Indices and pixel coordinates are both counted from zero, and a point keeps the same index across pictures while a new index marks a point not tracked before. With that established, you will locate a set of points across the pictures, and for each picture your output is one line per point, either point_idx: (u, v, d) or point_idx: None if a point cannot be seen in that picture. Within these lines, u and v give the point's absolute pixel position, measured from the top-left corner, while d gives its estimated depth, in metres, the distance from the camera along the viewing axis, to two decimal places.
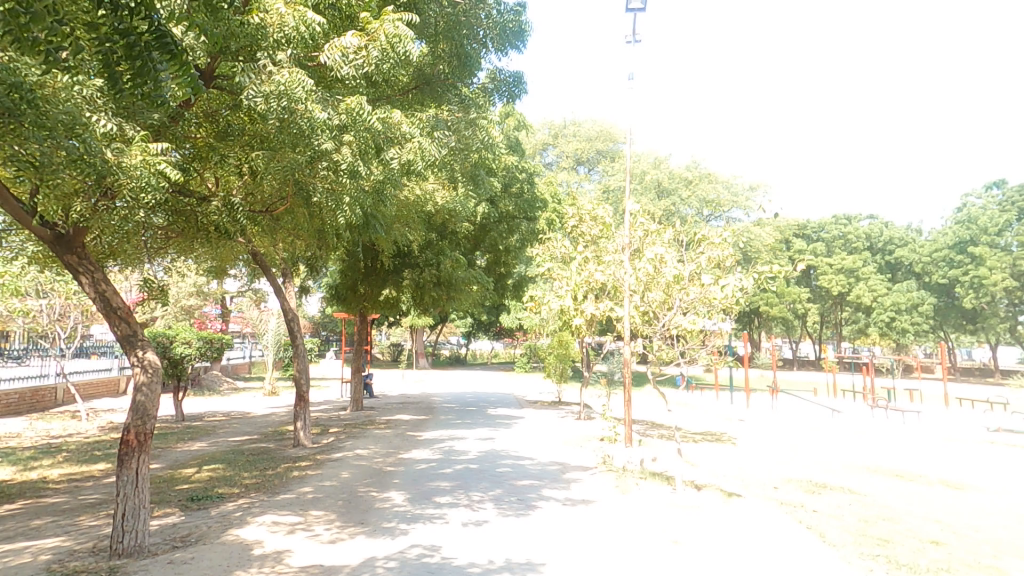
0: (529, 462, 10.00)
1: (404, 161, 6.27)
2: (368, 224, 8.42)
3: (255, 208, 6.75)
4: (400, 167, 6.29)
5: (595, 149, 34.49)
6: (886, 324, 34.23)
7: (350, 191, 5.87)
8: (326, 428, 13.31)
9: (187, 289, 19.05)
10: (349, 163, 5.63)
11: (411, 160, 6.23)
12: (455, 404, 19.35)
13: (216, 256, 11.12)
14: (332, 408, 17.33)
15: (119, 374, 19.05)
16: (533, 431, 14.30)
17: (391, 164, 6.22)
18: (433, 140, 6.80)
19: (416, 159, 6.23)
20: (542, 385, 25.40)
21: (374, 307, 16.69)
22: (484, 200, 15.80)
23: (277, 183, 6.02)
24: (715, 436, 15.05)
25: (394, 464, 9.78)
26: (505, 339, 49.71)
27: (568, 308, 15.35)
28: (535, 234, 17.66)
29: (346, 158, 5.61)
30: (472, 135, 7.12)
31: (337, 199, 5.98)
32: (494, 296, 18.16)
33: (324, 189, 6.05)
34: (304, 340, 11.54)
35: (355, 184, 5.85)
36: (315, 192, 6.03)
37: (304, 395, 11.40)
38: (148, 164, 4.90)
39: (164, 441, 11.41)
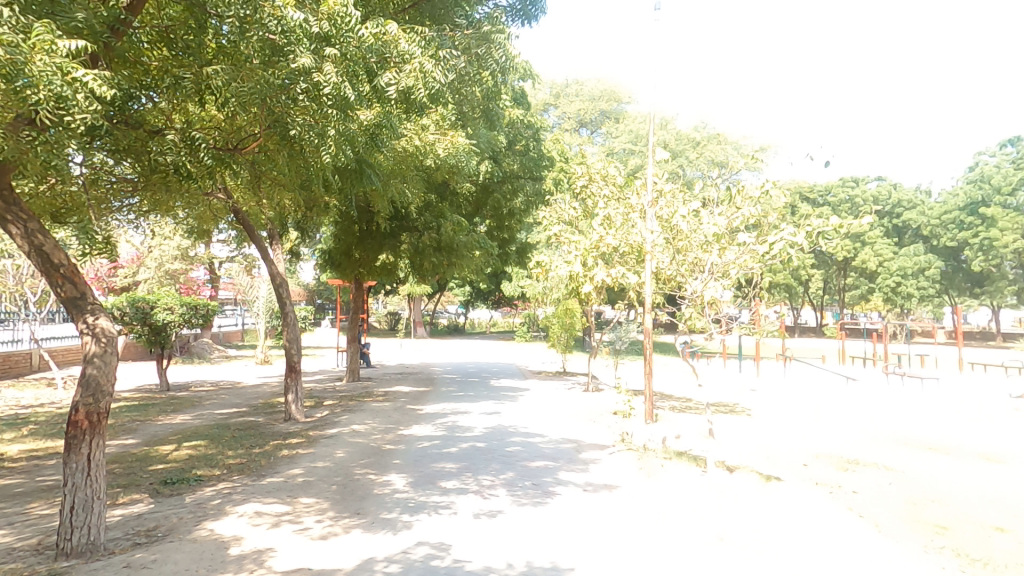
0: (540, 440, 9.26)
1: (402, 87, 5.11)
2: (361, 176, 7.34)
3: (220, 147, 5.77)
4: (398, 95, 5.17)
5: (599, 109, 33.02)
6: (891, 289, 33.55)
7: (337, 119, 4.86)
8: (321, 401, 12.55)
9: (171, 252, 17.97)
10: (335, 86, 4.60)
11: (411, 85, 5.09)
12: (456, 374, 18.65)
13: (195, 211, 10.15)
14: (328, 379, 16.57)
15: None
16: (541, 405, 13.58)
17: (387, 92, 5.10)
18: (439, 62, 5.66)
19: (417, 84, 5.10)
20: (544, 355, 24.70)
21: (372, 274, 15.74)
22: (487, 158, 14.68)
23: (244, 113, 4.97)
24: (731, 408, 14.38)
25: (393, 443, 9.00)
26: (503, 308, 49.27)
27: (577, 275, 14.56)
28: (541, 196, 16.49)
29: (330, 78, 4.59)
30: (486, 55, 6.11)
31: (320, 133, 4.94)
32: (497, 263, 17.22)
33: (306, 124, 5.00)
34: (294, 308, 10.60)
35: (343, 119, 4.89)
36: (294, 126, 4.95)
37: (296, 366, 10.55)
38: (57, 66, 3.86)
39: (145, 414, 10.60)
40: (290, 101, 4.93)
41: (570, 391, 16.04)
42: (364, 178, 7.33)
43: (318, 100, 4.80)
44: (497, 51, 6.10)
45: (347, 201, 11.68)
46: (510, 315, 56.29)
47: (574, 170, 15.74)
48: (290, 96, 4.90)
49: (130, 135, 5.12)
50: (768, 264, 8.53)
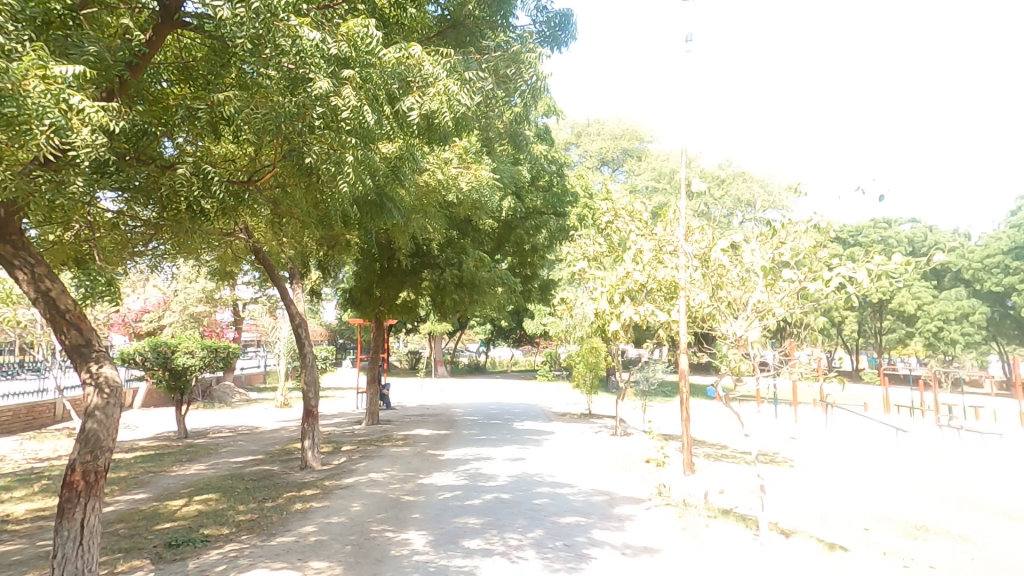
0: (569, 492, 8.54)
1: (426, 110, 4.87)
2: (381, 211, 7.09)
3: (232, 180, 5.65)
4: (421, 119, 4.90)
5: (621, 147, 33.07)
6: (933, 334, 31.99)
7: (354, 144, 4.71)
8: (339, 446, 12.03)
9: (195, 295, 17.98)
10: (355, 109, 4.44)
11: (437, 109, 4.86)
12: (478, 416, 17.97)
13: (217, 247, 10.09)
14: (347, 422, 16.08)
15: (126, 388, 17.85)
16: (568, 450, 12.81)
17: (408, 115, 4.85)
18: (466, 85, 5.42)
19: (441, 108, 4.85)
20: (569, 396, 23.84)
21: (395, 312, 15.49)
22: (510, 195, 14.47)
23: (257, 139, 4.85)
24: (771, 457, 13.41)
25: (412, 494, 8.38)
26: (525, 347, 48.57)
27: (603, 311, 14.02)
28: (565, 232, 16.15)
29: (348, 101, 4.41)
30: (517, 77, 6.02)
31: (338, 162, 4.78)
32: (519, 300, 16.83)
33: (323, 151, 4.85)
34: (313, 349, 10.26)
35: (361, 144, 4.73)
36: (311, 153, 4.82)
37: (313, 410, 10.12)
38: (52, 94, 3.73)
39: (159, 465, 10.20)
40: (306, 128, 4.78)
41: (597, 435, 15.22)
42: (382, 213, 7.09)
43: (337, 127, 4.68)
44: (529, 72, 5.84)
45: (367, 238, 11.52)
46: (532, 354, 55.41)
47: (599, 205, 15.44)
48: (308, 123, 4.78)
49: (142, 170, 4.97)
50: (826, 301, 7.61)
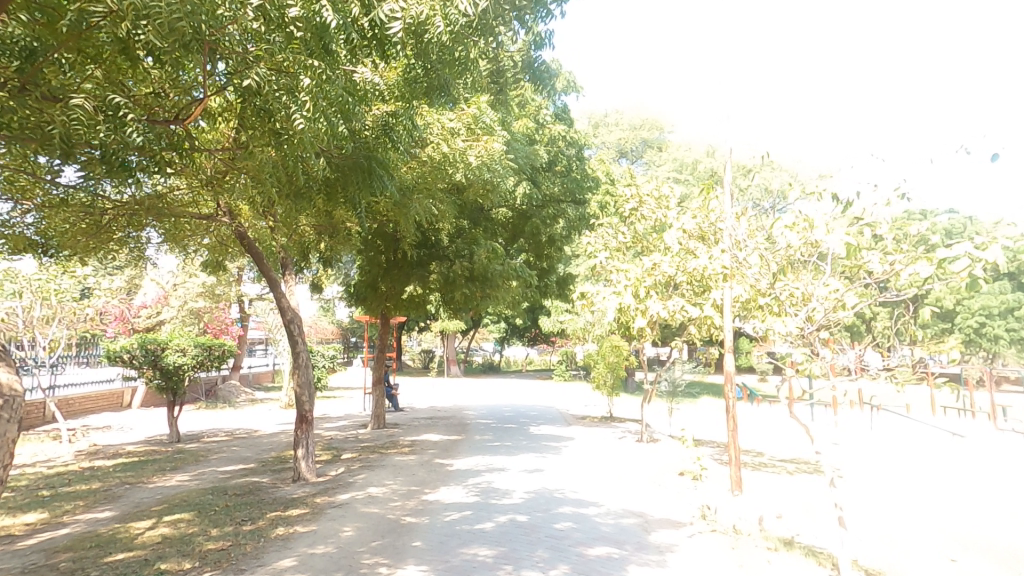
0: (597, 514, 7.34)
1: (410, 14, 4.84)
2: (368, 176, 6.02)
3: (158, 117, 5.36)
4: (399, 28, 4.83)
5: (641, 138, 31.72)
6: (975, 330, 30.00)
7: (316, 65, 4.83)
8: (339, 454, 10.99)
9: (195, 290, 17.23)
10: (307, 4, 4.56)
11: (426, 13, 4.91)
12: (492, 420, 16.86)
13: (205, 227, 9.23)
14: (351, 425, 15.08)
15: (123, 386, 17.16)
16: (589, 460, 11.59)
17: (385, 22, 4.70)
18: None
19: (430, 15, 4.91)
20: (587, 396, 22.60)
21: (402, 307, 14.51)
22: (525, 179, 13.40)
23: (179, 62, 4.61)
24: (815, 468, 12.04)
25: (415, 515, 7.27)
26: (540, 345, 47.44)
27: (627, 306, 12.85)
28: (586, 221, 14.93)
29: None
30: None
31: (293, 84, 4.85)
32: (535, 295, 15.65)
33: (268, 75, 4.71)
34: (307, 347, 9.22)
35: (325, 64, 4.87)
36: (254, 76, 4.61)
37: (307, 415, 9.08)
38: None
39: (140, 473, 9.24)
40: (241, 38, 4.54)
41: (621, 442, 13.98)
42: (370, 180, 6.01)
43: (279, 25, 4.66)
44: None
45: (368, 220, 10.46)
46: (547, 351, 54.24)
47: (621, 191, 14.29)
48: (242, 32, 4.55)
49: (25, 102, 4.75)
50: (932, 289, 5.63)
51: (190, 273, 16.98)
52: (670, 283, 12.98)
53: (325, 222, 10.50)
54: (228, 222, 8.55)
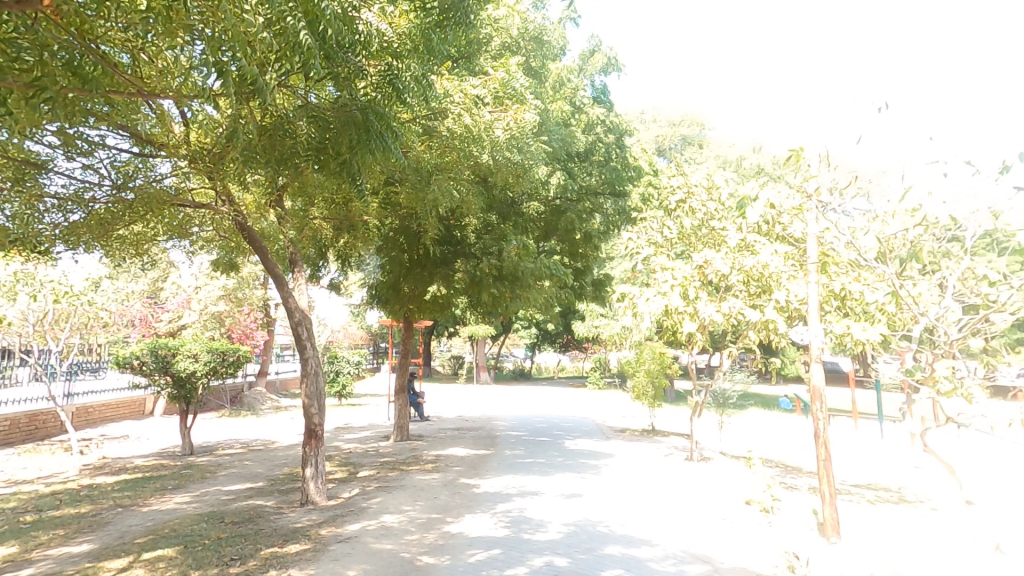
0: (653, 559, 5.99)
1: None
2: (367, 138, 4.96)
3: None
4: None
5: (680, 134, 30.10)
6: None
7: None
8: (357, 472, 9.97)
9: (215, 293, 16.65)
10: None
11: None
12: (524, 432, 15.64)
13: (212, 216, 8.46)
14: (374, 437, 14.11)
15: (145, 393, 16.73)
16: (634, 483, 10.20)
17: None
18: None
19: None
20: (624, 405, 21.17)
21: (426, 310, 13.51)
22: (557, 168, 12.55)
23: None
24: (898, 497, 10.33)
25: (434, 553, 6.11)
26: (572, 351, 45.98)
27: (675, 309, 11.39)
28: (627, 214, 13.59)
29: None
30: None
31: None
32: (570, 297, 14.39)
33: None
34: (316, 352, 8.29)
35: None
36: None
37: (316, 430, 8.09)
38: None
39: (139, 491, 8.40)
40: None
41: (668, 460, 12.51)
42: (370, 145, 4.96)
43: None
44: None
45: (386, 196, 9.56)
46: (579, 358, 52.68)
47: (664, 182, 12.97)
48: None
49: None
50: None
51: (214, 279, 16.57)
52: (724, 282, 11.53)
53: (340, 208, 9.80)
54: (227, 211, 7.58)
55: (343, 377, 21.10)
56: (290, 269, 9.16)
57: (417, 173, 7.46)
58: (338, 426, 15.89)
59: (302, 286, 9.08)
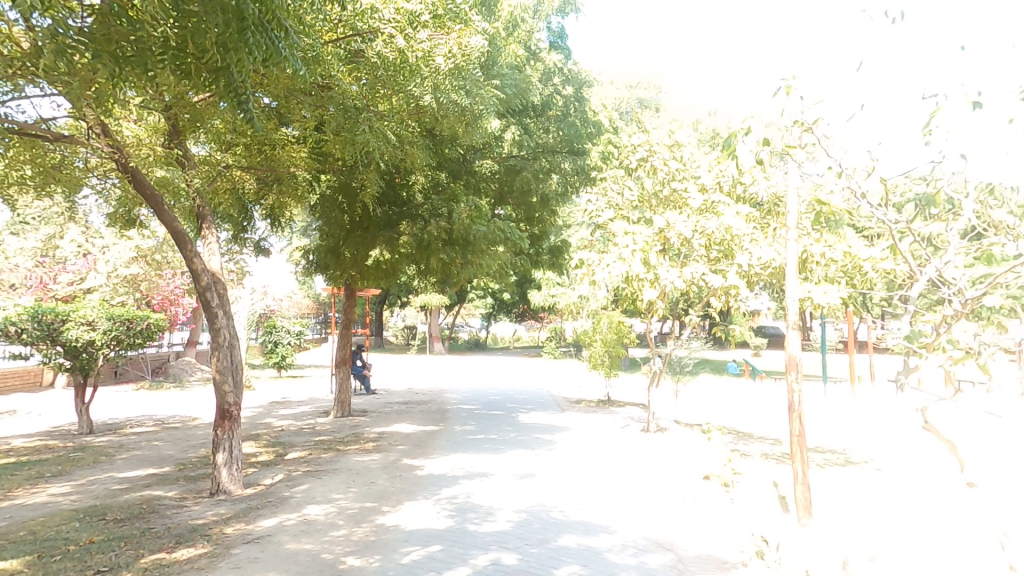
0: (611, 550, 5.37)
1: None
2: (244, 28, 4.06)
3: None
4: None
5: (639, 99, 29.33)
6: None
7: None
8: (285, 452, 8.96)
9: (126, 254, 14.81)
10: None
11: None
12: (476, 405, 14.93)
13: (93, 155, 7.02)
14: (312, 412, 13.03)
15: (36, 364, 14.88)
16: (589, 459, 9.69)
17: None
18: None
19: None
20: (578, 376, 20.85)
21: (373, 276, 12.31)
22: (511, 123, 11.89)
23: None
24: (844, 459, 10.32)
25: (361, 551, 5.27)
26: (527, 321, 45.65)
27: (635, 275, 10.74)
28: (587, 173, 12.64)
29: None
30: None
31: None
32: (525, 263, 13.55)
33: None
34: (227, 322, 7.03)
35: None
36: None
37: (228, 411, 6.94)
38: None
39: (10, 480, 7.10)
40: None
41: (623, 433, 12.11)
42: (249, 41, 4.09)
43: None
44: None
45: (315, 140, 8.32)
46: (535, 328, 52.58)
47: (626, 138, 12.21)
48: None
49: None
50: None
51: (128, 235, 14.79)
52: (685, 248, 11.03)
53: (264, 149, 8.78)
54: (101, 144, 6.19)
55: (282, 348, 19.68)
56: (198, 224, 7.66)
57: (343, 110, 6.69)
58: (274, 401, 14.69)
59: (214, 245, 7.53)
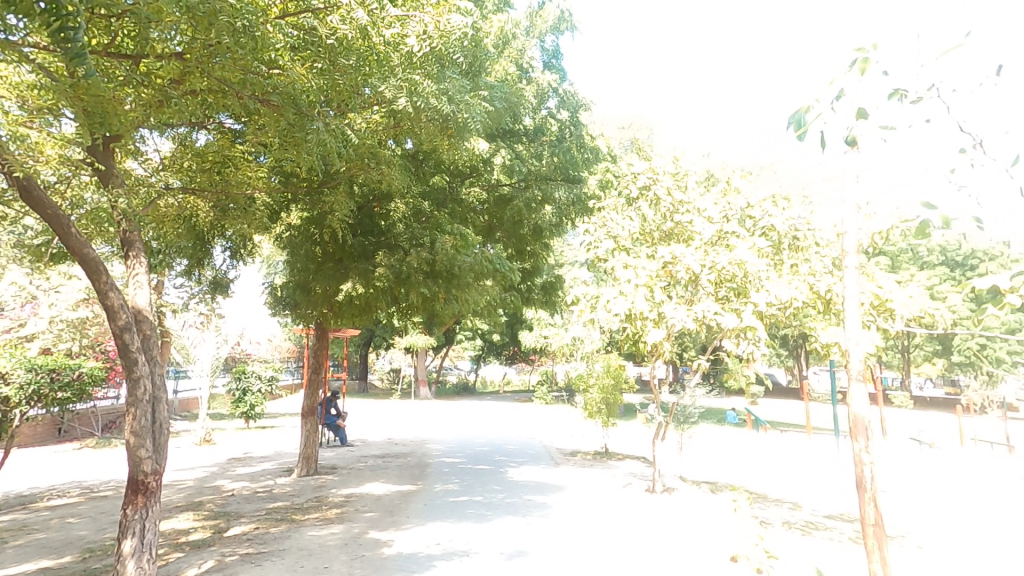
0: None
1: None
2: None
3: None
4: None
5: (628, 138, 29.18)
6: (976, 353, 28.19)
7: None
8: (226, 527, 7.47)
9: (73, 298, 13.68)
10: None
11: None
12: (461, 459, 13.40)
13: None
14: (273, 471, 11.48)
15: None
16: (590, 529, 8.22)
17: None
18: None
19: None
20: (573, 424, 19.39)
21: (352, 314, 10.92)
22: (498, 149, 11.01)
23: None
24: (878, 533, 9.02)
25: None
26: (518, 364, 44.13)
27: (637, 313, 9.57)
28: (584, 202, 11.70)
29: None
30: None
31: None
32: (516, 300, 12.42)
33: None
34: (144, 368, 5.63)
35: None
36: None
37: (140, 482, 5.48)
38: None
39: None
40: None
41: (626, 493, 10.66)
42: None
43: None
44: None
45: (270, 148, 7.25)
46: (525, 372, 51.01)
47: (626, 162, 11.34)
48: None
49: None
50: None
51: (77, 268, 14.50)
52: (693, 283, 9.99)
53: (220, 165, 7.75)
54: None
55: (251, 396, 18.14)
56: (123, 252, 6.23)
57: (293, 105, 5.81)
58: (234, 457, 13.11)
59: (141, 277, 6.09)
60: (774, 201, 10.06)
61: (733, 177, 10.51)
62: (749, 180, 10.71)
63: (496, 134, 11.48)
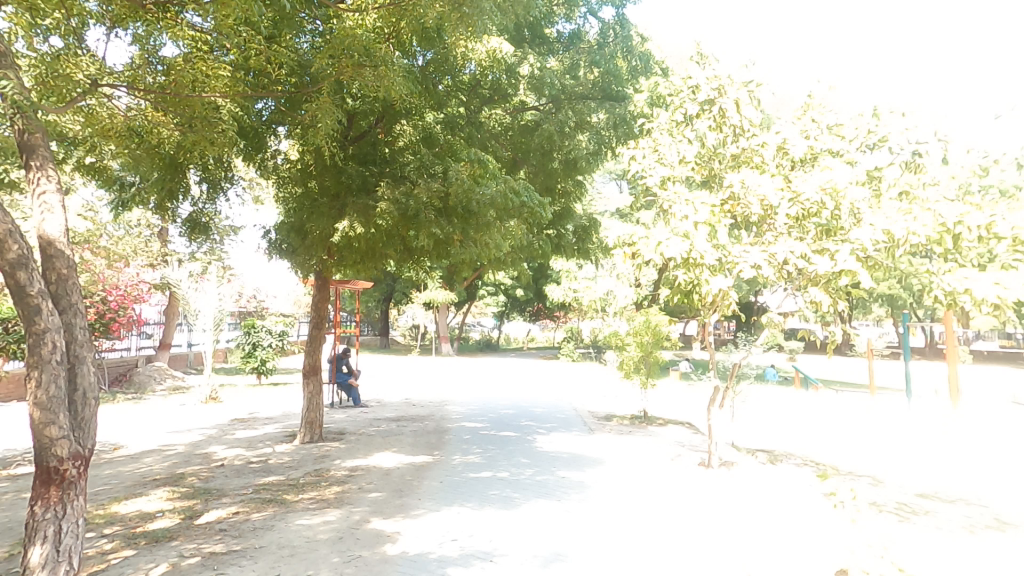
0: None
1: None
2: None
3: None
4: None
5: None
6: None
7: None
8: (199, 509, 6.23)
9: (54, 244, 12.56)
10: None
11: None
12: (485, 424, 12.04)
13: None
14: (276, 436, 10.31)
15: None
16: (641, 517, 6.73)
17: None
18: None
19: None
20: (604, 384, 17.95)
21: (356, 263, 9.27)
22: (521, 54, 9.05)
23: None
24: (997, 521, 7.33)
25: None
26: (543, 320, 42.77)
27: (694, 260, 7.77)
28: (629, 123, 9.64)
29: None
30: None
31: None
32: (546, 246, 10.71)
33: None
34: (51, 322, 4.13)
35: None
36: None
37: (53, 469, 4.07)
38: None
39: None
40: None
41: (677, 469, 9.09)
42: None
43: None
44: None
45: (229, 17, 5.52)
46: (549, 328, 49.82)
47: (680, 71, 9.26)
48: None
49: None
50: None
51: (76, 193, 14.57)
52: (765, 221, 8.10)
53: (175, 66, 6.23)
54: None
55: (262, 351, 17.13)
56: (24, 163, 4.71)
57: None
58: (238, 417, 12.05)
59: (48, 196, 4.57)
60: (874, 113, 7.96)
61: (817, 90, 8.47)
62: (837, 94, 8.61)
63: (521, 39, 9.47)
